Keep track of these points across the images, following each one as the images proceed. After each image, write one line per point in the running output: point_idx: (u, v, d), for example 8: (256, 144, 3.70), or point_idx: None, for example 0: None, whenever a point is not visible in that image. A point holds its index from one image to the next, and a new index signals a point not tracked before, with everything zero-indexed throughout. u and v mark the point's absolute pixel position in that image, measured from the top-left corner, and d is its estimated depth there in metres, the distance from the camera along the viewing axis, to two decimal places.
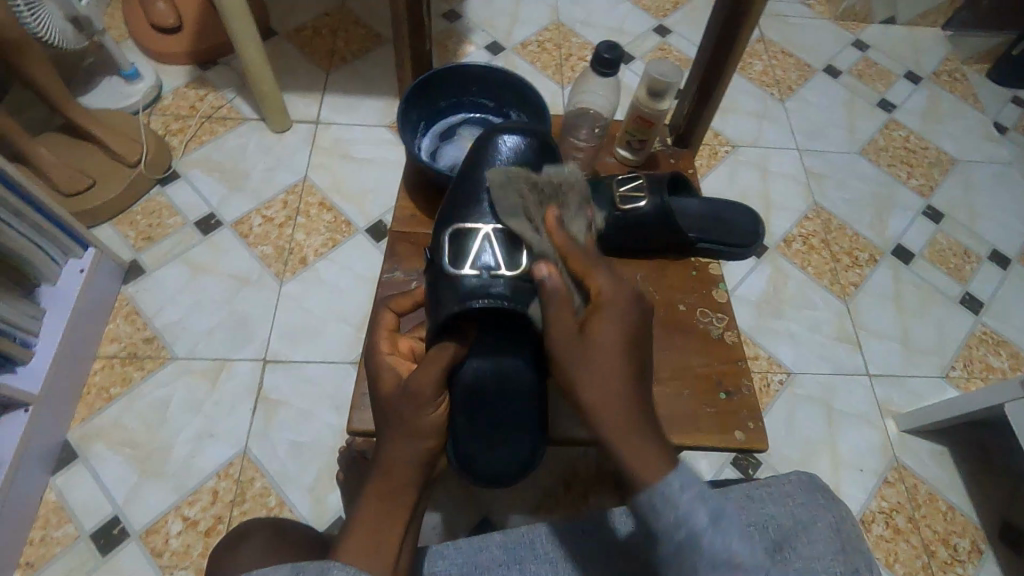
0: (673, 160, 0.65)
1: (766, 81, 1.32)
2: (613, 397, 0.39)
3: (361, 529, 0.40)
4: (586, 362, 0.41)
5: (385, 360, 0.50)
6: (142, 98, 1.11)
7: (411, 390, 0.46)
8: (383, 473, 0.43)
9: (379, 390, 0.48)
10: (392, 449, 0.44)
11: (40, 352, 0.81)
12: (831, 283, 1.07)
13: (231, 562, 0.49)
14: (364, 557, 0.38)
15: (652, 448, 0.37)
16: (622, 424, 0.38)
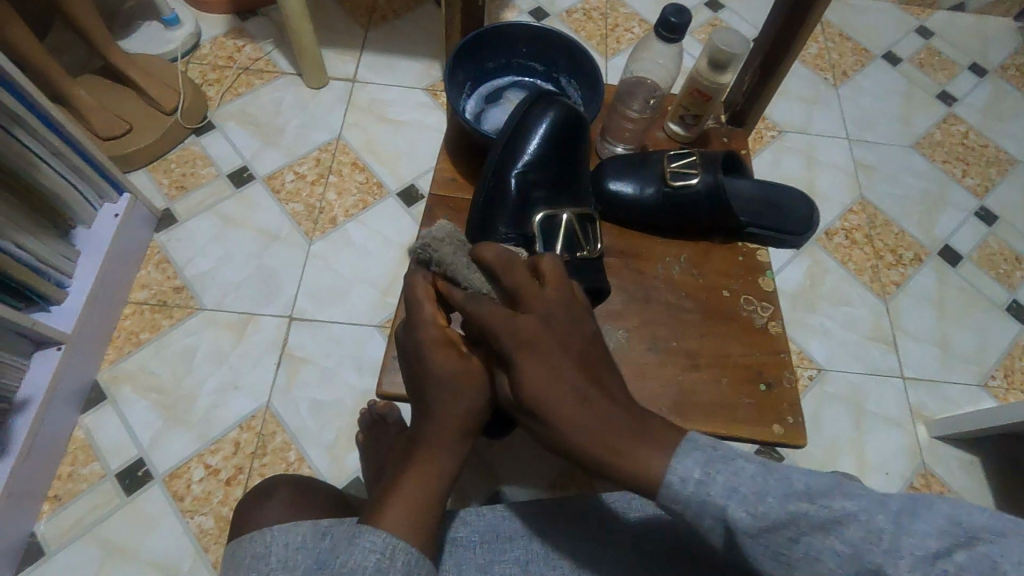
0: (726, 140, 0.62)
1: (820, 64, 1.26)
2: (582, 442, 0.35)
3: (406, 497, 0.39)
4: (532, 377, 0.37)
5: (432, 336, 0.44)
6: (181, 45, 1.10)
7: (473, 367, 0.43)
8: (427, 441, 0.42)
9: (429, 365, 0.43)
10: (442, 420, 0.42)
11: (72, 293, 0.82)
12: (871, 280, 1.03)
13: (256, 516, 0.49)
14: (397, 522, 0.38)
15: (641, 448, 0.33)
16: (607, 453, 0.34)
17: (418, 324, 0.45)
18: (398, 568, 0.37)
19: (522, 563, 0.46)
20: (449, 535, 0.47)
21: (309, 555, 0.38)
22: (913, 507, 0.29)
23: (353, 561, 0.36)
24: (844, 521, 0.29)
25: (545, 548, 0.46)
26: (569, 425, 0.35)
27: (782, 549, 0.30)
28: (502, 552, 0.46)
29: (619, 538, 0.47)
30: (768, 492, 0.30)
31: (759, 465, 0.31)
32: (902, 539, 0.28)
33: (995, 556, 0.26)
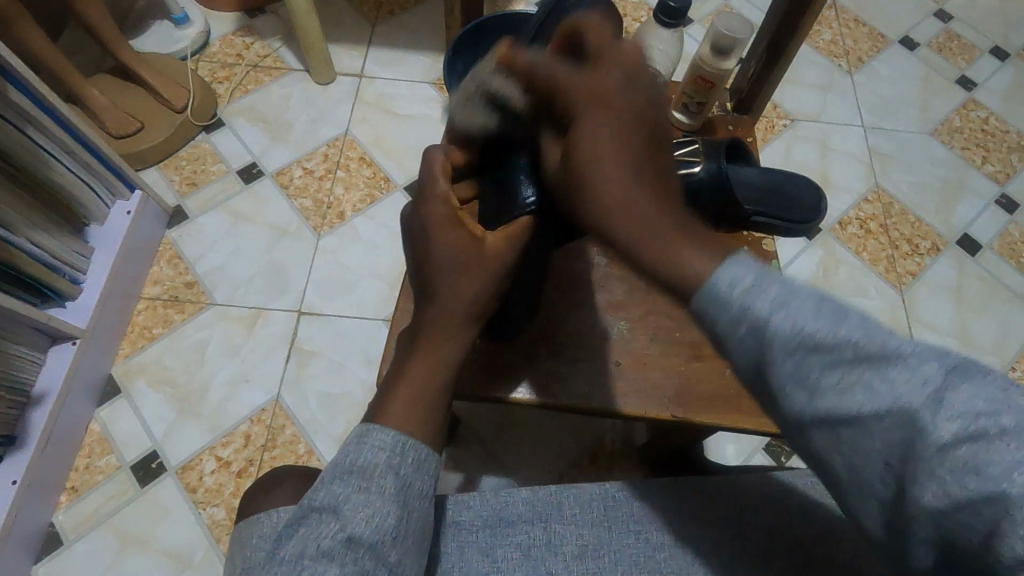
0: (732, 127, 0.61)
1: (834, 51, 1.23)
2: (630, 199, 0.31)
3: (407, 391, 0.40)
4: (588, 142, 0.33)
5: (446, 214, 0.43)
6: (190, 44, 1.11)
7: (484, 253, 0.43)
8: (436, 334, 0.42)
9: (434, 242, 0.42)
10: (454, 309, 0.42)
11: (87, 288, 0.83)
12: (886, 271, 1.01)
13: (260, 504, 0.48)
14: (404, 420, 0.39)
15: (681, 247, 0.31)
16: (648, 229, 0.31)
17: (427, 197, 0.43)
18: (410, 464, 0.38)
19: (524, 550, 0.46)
20: (451, 520, 0.47)
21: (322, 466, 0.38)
22: (967, 367, 0.27)
23: (366, 459, 0.37)
24: (878, 399, 0.27)
25: (549, 535, 0.46)
26: (615, 215, 0.32)
27: (812, 374, 0.28)
28: (504, 537, 0.46)
29: (622, 528, 0.47)
30: (797, 375, 0.29)
31: (800, 340, 0.28)
32: (939, 420, 0.26)
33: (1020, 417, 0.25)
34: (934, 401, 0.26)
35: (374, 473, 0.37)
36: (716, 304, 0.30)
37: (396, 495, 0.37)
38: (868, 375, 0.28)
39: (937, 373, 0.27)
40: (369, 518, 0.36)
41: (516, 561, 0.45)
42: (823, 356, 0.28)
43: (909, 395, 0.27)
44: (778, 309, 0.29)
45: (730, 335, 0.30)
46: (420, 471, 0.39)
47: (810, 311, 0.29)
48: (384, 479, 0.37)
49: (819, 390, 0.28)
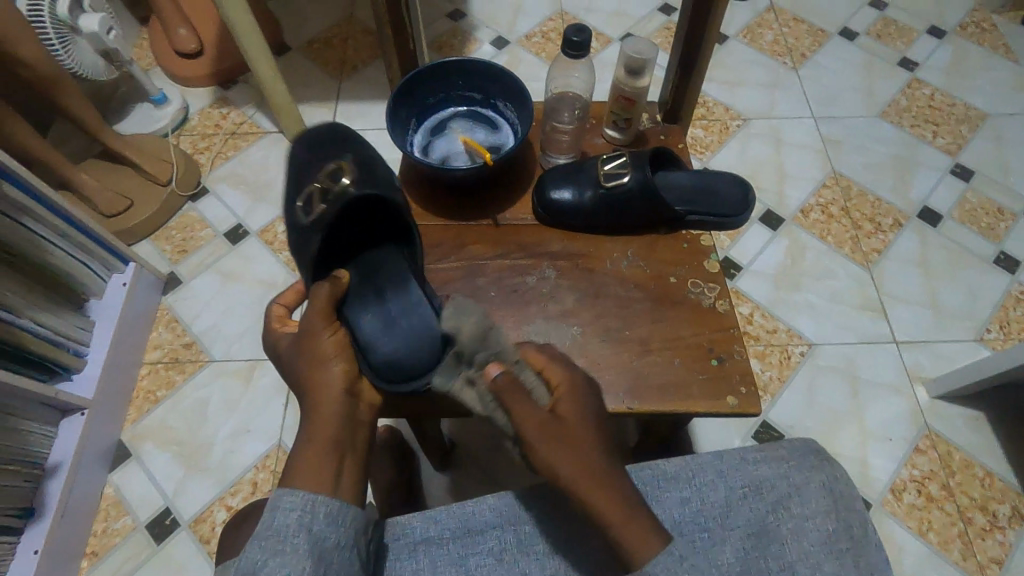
0: (663, 137, 0.65)
1: (777, 50, 1.29)
2: (588, 471, 0.40)
3: (309, 462, 0.43)
4: (566, 446, 0.41)
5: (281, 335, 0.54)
6: (170, 121, 1.18)
7: (306, 340, 0.49)
8: (317, 434, 0.45)
9: (284, 360, 0.51)
10: (326, 412, 0.46)
11: (91, 360, 0.88)
12: (852, 251, 1.05)
13: (241, 541, 0.50)
14: (313, 481, 0.42)
15: (637, 523, 0.39)
16: (609, 501, 0.39)
17: (276, 340, 0.53)
18: (322, 519, 0.41)
19: (496, 554, 0.48)
20: (421, 537, 0.49)
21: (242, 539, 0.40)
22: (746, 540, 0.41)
23: (279, 526, 0.39)
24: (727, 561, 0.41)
25: (518, 537, 0.49)
26: (593, 492, 0.39)
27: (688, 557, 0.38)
28: (474, 545, 0.49)
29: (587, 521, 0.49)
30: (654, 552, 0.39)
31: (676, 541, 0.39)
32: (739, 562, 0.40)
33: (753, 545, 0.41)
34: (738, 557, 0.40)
35: (288, 534, 0.39)
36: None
37: (311, 550, 0.39)
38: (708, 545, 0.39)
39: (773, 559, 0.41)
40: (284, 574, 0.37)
41: (489, 565, 0.48)
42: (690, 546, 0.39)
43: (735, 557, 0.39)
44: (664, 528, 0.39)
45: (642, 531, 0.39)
46: (334, 524, 0.41)
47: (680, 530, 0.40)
48: (299, 538, 0.39)
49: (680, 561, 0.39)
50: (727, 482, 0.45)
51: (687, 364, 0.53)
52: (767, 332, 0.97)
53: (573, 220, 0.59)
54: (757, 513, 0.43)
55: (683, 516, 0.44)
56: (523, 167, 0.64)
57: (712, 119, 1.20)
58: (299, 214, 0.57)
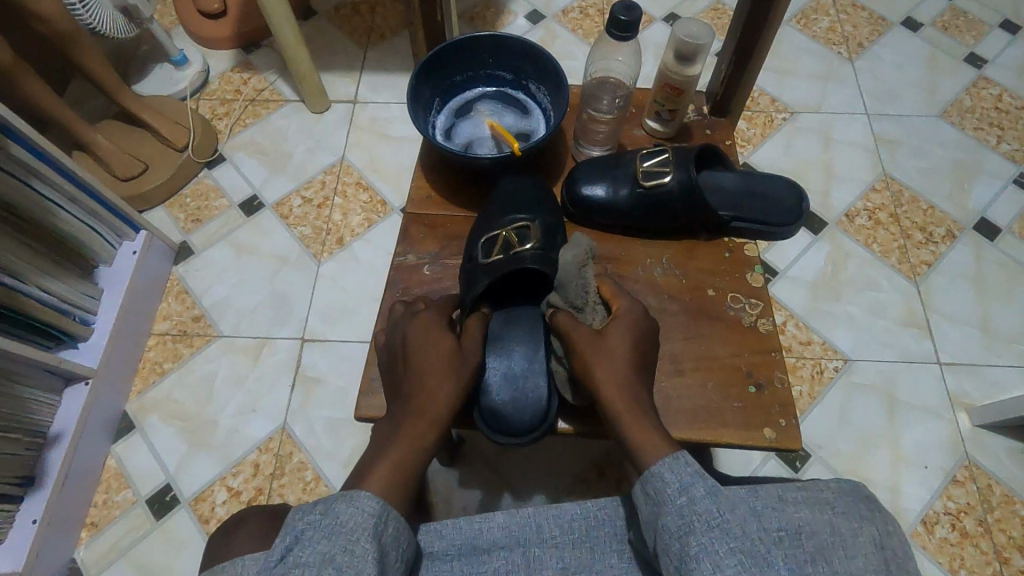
0: (710, 131, 0.59)
1: (832, 38, 1.20)
2: (618, 384, 0.45)
3: (384, 469, 0.42)
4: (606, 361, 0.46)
5: (423, 320, 0.50)
6: (189, 84, 1.14)
7: (445, 354, 0.47)
8: (406, 442, 0.44)
9: (411, 351, 0.48)
10: (416, 428, 0.44)
11: (97, 329, 0.86)
12: (899, 262, 0.98)
13: (227, 549, 0.46)
14: (389, 495, 0.41)
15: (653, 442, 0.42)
16: (632, 417, 0.44)
17: (415, 320, 0.50)
18: (390, 535, 0.39)
19: None
20: (424, 552, 0.46)
21: (300, 525, 0.37)
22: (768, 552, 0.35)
23: (353, 525, 0.37)
24: (739, 565, 0.34)
25: (527, 559, 0.45)
26: (616, 403, 0.44)
27: (696, 528, 0.37)
28: (480, 565, 0.45)
29: (605, 548, 0.45)
30: (661, 517, 0.39)
31: (686, 505, 0.38)
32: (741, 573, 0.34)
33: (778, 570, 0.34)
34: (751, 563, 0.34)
35: (359, 535, 0.37)
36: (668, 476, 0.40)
37: (377, 561, 0.36)
38: (717, 526, 0.36)
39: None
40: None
41: None
42: (699, 514, 0.37)
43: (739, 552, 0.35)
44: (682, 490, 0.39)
45: (665, 487, 0.40)
46: (397, 544, 0.39)
47: (703, 492, 0.38)
48: (370, 543, 0.37)
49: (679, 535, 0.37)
50: (762, 519, 0.37)
51: (721, 388, 0.48)
52: (800, 344, 0.91)
53: (605, 220, 0.54)
54: (799, 559, 0.35)
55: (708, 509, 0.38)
56: (553, 156, 0.59)
57: (756, 110, 1.12)
58: (476, 249, 0.53)
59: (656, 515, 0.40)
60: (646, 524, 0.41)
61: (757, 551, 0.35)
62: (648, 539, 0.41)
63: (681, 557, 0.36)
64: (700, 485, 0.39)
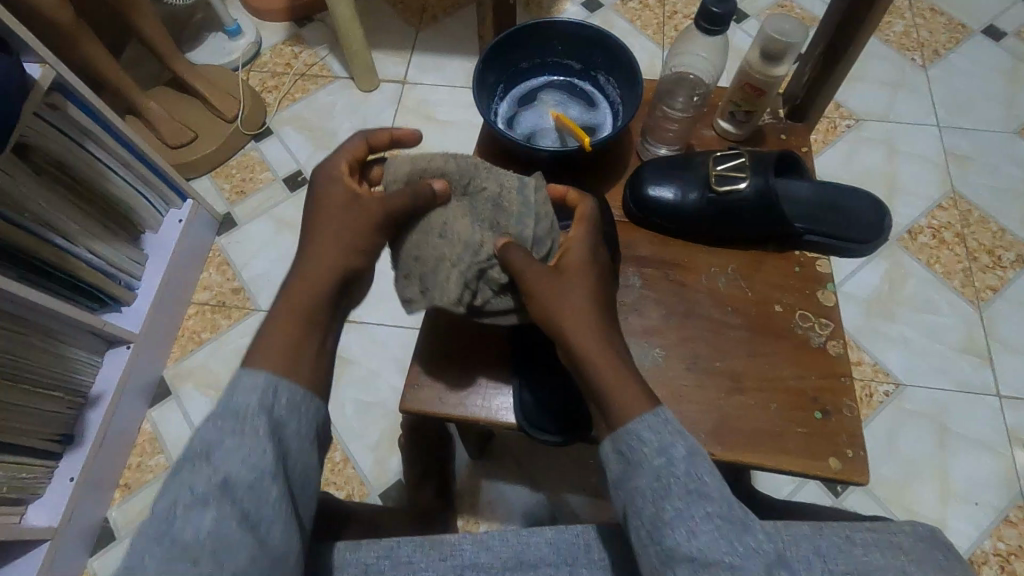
0: (784, 136, 0.56)
1: (906, 43, 1.14)
2: (580, 321, 0.42)
3: (276, 343, 0.39)
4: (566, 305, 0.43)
5: (339, 178, 0.46)
6: (241, 55, 1.14)
7: (363, 215, 0.44)
8: (294, 308, 0.41)
9: (326, 207, 0.44)
10: (306, 294, 0.41)
11: (140, 295, 0.87)
12: (962, 285, 0.92)
13: None
14: (272, 362, 0.38)
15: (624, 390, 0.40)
16: (602, 360, 0.41)
17: (328, 177, 0.46)
18: (286, 405, 0.37)
19: None
20: (468, 562, 0.42)
21: (215, 428, 0.36)
22: (736, 528, 0.35)
23: (240, 403, 0.36)
24: (715, 530, 0.35)
25: None
26: (587, 347, 0.41)
27: (674, 495, 0.36)
28: None
29: None
30: (633, 476, 0.37)
31: (660, 469, 0.37)
32: (711, 543, 0.35)
33: (748, 549, 0.35)
34: (725, 534, 0.35)
35: (246, 413, 0.36)
36: (651, 435, 0.38)
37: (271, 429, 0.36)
38: (698, 492, 0.36)
39: (759, 565, 0.34)
40: (251, 456, 0.35)
41: None
42: (676, 478, 0.37)
43: (710, 524, 0.35)
44: (662, 449, 0.38)
45: (647, 444, 0.38)
46: (297, 413, 0.38)
47: (684, 455, 0.37)
48: (260, 415, 0.36)
49: (648, 499, 0.36)
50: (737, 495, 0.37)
51: (785, 411, 0.45)
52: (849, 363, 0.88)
53: (671, 224, 0.51)
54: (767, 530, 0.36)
55: (687, 473, 0.37)
56: (620, 154, 0.56)
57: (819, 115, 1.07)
58: None
59: (628, 474, 0.38)
60: (613, 481, 0.39)
61: (735, 513, 0.36)
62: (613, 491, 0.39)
63: (656, 521, 0.36)
64: (681, 445, 0.38)
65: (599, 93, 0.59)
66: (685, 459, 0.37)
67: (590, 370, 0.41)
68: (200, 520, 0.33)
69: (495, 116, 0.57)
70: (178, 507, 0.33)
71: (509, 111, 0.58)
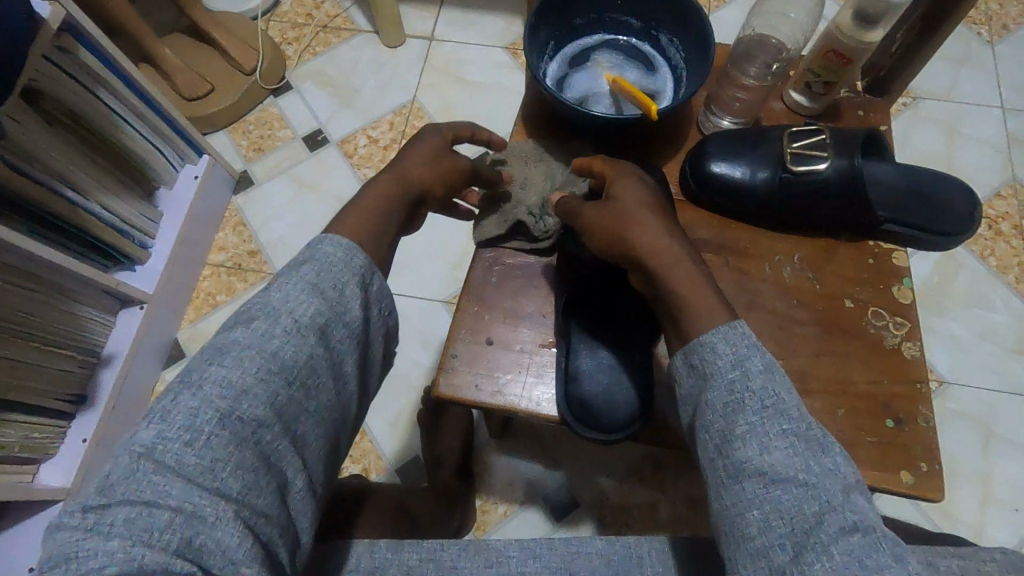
0: (861, 112, 0.51)
1: (974, 16, 1.05)
2: (658, 245, 0.40)
3: (352, 220, 0.40)
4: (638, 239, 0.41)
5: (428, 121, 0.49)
6: (261, 3, 1.08)
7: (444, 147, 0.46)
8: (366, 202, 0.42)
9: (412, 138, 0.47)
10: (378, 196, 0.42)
11: (155, 253, 0.84)
12: (1018, 280, 0.87)
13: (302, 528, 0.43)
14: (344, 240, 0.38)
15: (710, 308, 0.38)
16: (684, 283, 0.39)
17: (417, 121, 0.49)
18: (341, 285, 0.36)
19: None
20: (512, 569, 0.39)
21: (310, 271, 0.36)
22: (817, 449, 0.32)
23: (272, 301, 0.34)
24: (793, 447, 0.32)
25: None
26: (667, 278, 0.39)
27: (745, 406, 0.33)
28: None
29: None
30: (701, 389, 0.36)
31: (732, 377, 0.35)
32: (779, 456, 0.31)
33: (828, 473, 0.31)
34: (803, 453, 0.31)
35: (278, 309, 0.34)
36: (722, 346, 0.35)
37: (304, 323, 0.34)
38: (772, 406, 0.33)
39: (838, 488, 0.30)
40: (275, 350, 0.33)
41: None
42: (745, 386, 0.34)
43: (783, 443, 0.32)
44: (736, 361, 0.35)
45: (719, 355, 0.36)
46: (337, 308, 0.35)
47: (760, 365, 0.34)
48: (293, 317, 0.34)
49: (720, 414, 0.34)
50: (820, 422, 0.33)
51: (853, 417, 0.42)
52: None
53: (736, 206, 0.46)
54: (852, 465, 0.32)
55: (761, 383, 0.34)
56: (676, 129, 0.52)
57: None
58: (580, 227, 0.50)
59: (699, 389, 0.36)
60: (686, 399, 0.37)
61: (814, 432, 0.32)
62: (684, 413, 0.38)
63: (726, 433, 0.33)
64: (757, 357, 0.35)
65: (660, 55, 0.53)
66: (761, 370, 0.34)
67: (676, 297, 0.39)
68: (262, 353, 0.32)
69: (545, 75, 0.53)
70: (250, 329, 0.33)
71: (560, 71, 0.53)
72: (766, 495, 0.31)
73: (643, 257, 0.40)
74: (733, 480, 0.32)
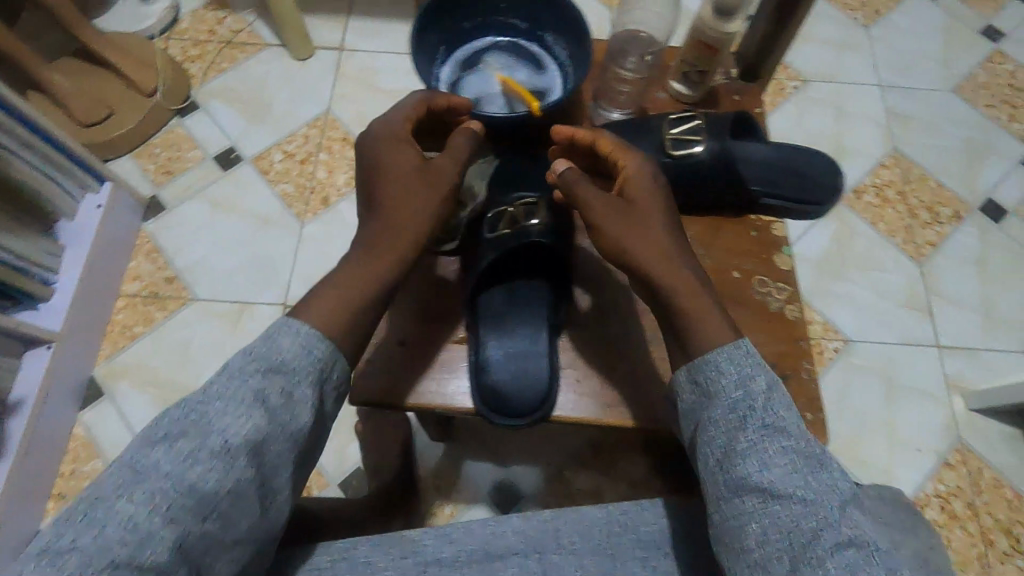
0: (738, 97, 0.55)
1: (849, 3, 1.14)
2: (660, 254, 0.42)
3: (334, 300, 0.40)
4: (638, 242, 0.43)
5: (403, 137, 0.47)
6: (158, 21, 1.04)
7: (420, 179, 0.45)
8: (348, 270, 0.42)
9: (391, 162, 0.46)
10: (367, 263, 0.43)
11: (60, 289, 0.79)
12: (904, 242, 0.95)
13: None
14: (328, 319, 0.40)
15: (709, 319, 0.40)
16: (686, 293, 0.41)
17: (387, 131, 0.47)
18: (278, 393, 0.36)
19: None
20: (433, 557, 0.42)
21: (255, 375, 0.36)
22: (817, 466, 0.34)
23: (205, 407, 0.34)
24: (792, 464, 0.34)
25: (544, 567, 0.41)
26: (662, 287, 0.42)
27: (744, 426, 0.36)
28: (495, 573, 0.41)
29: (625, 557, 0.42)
30: (704, 409, 0.38)
31: (732, 400, 0.37)
32: (776, 476, 0.34)
33: (826, 488, 0.33)
34: (801, 471, 0.34)
35: (210, 419, 0.34)
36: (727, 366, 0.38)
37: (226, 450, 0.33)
38: (773, 426, 0.35)
39: (834, 503, 0.33)
40: (204, 472, 0.32)
41: None
42: (741, 408, 0.36)
43: (779, 464, 0.34)
44: (739, 382, 0.38)
45: (720, 379, 0.38)
46: (274, 420, 0.36)
47: (756, 387, 0.37)
48: (232, 432, 0.34)
49: (722, 431, 0.36)
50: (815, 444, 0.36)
51: None
52: None
53: None
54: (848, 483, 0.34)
55: (757, 403, 0.37)
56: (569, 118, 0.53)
57: None
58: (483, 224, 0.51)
59: (701, 404, 0.39)
60: (687, 412, 0.40)
61: (811, 449, 0.35)
62: (686, 427, 0.40)
63: (725, 454, 0.36)
64: (756, 378, 0.37)
65: (547, 52, 0.56)
66: (756, 392, 0.37)
67: (677, 304, 0.41)
68: (175, 480, 0.32)
69: (438, 80, 0.54)
70: (173, 452, 0.33)
71: (452, 74, 0.54)
72: (765, 510, 0.33)
73: (643, 264, 0.42)
74: (731, 496, 0.34)
